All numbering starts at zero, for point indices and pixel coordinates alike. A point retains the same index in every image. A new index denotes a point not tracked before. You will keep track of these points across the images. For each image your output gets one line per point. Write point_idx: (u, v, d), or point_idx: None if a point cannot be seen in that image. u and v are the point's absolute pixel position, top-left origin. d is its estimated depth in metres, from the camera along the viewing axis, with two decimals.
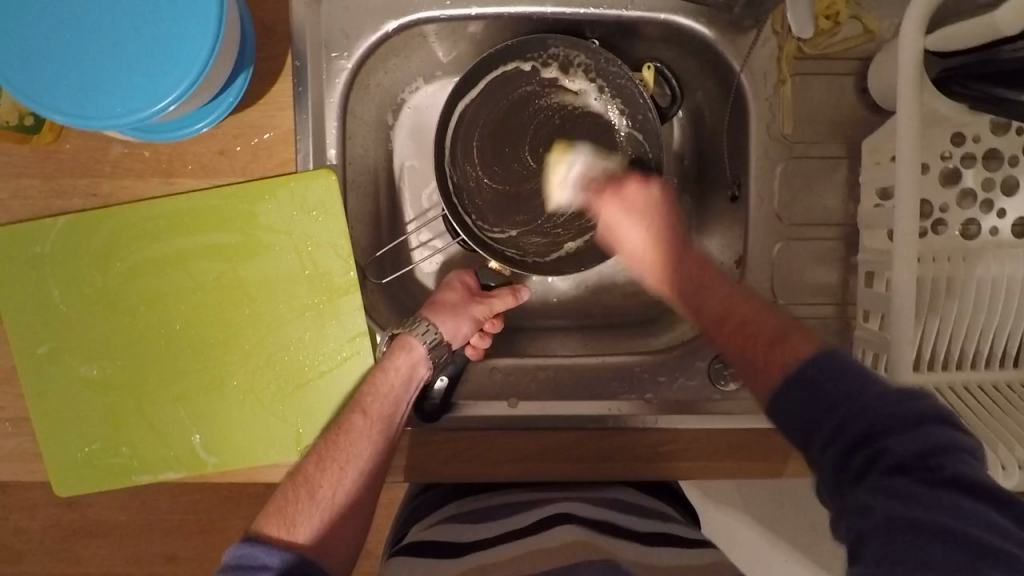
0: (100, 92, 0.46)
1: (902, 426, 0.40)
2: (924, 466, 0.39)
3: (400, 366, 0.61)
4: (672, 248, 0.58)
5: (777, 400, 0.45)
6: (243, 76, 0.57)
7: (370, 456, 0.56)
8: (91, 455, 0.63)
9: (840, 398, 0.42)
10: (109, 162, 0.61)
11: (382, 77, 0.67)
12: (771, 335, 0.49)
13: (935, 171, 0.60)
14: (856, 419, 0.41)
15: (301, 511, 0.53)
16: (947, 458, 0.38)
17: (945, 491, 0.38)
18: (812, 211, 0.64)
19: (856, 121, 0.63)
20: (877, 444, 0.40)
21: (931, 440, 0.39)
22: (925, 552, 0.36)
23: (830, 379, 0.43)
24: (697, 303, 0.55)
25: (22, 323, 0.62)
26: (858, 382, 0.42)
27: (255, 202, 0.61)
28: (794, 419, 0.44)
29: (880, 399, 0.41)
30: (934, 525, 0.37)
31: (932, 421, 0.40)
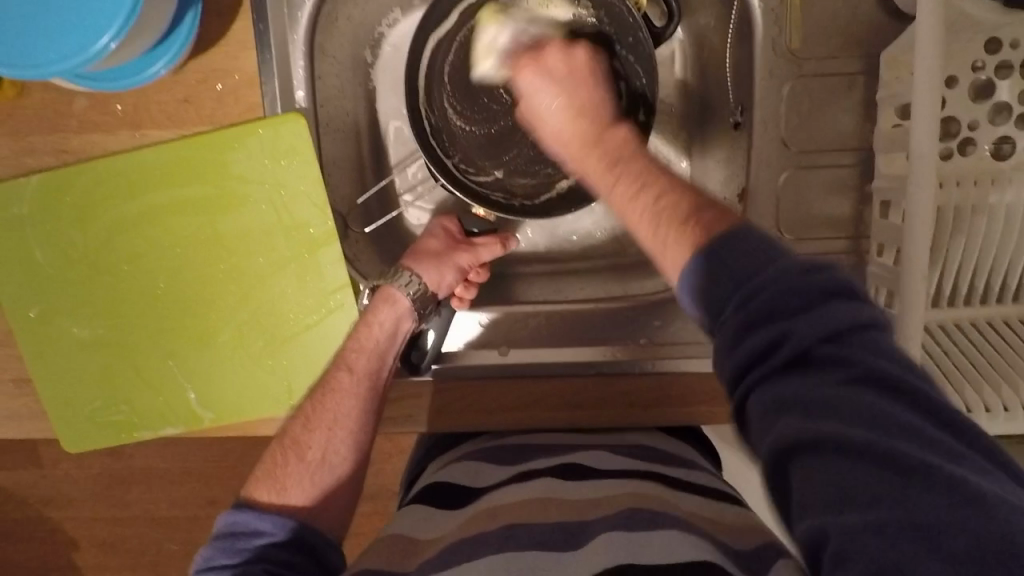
0: (31, 40, 0.43)
1: (807, 305, 0.34)
2: (853, 358, 0.33)
3: (383, 320, 0.59)
4: (595, 129, 0.50)
5: (692, 276, 0.38)
6: (192, 15, 0.53)
7: (357, 413, 0.55)
8: (93, 414, 0.64)
9: (748, 274, 0.36)
10: (74, 117, 0.59)
11: (352, 10, 0.62)
12: (682, 216, 0.41)
13: (964, 84, 0.53)
14: (765, 299, 0.35)
15: (290, 473, 0.52)
16: (859, 347, 0.33)
17: (861, 389, 0.33)
18: (822, 135, 0.58)
19: (876, 29, 0.56)
20: (787, 331, 0.34)
21: (843, 318, 0.34)
22: (854, 474, 0.31)
23: (737, 252, 0.36)
24: (630, 179, 0.45)
25: (10, 286, 0.62)
26: (767, 252, 0.36)
27: (225, 152, 0.59)
28: (704, 302, 0.37)
29: (793, 271, 0.35)
30: (857, 438, 0.31)
31: (838, 296, 0.35)
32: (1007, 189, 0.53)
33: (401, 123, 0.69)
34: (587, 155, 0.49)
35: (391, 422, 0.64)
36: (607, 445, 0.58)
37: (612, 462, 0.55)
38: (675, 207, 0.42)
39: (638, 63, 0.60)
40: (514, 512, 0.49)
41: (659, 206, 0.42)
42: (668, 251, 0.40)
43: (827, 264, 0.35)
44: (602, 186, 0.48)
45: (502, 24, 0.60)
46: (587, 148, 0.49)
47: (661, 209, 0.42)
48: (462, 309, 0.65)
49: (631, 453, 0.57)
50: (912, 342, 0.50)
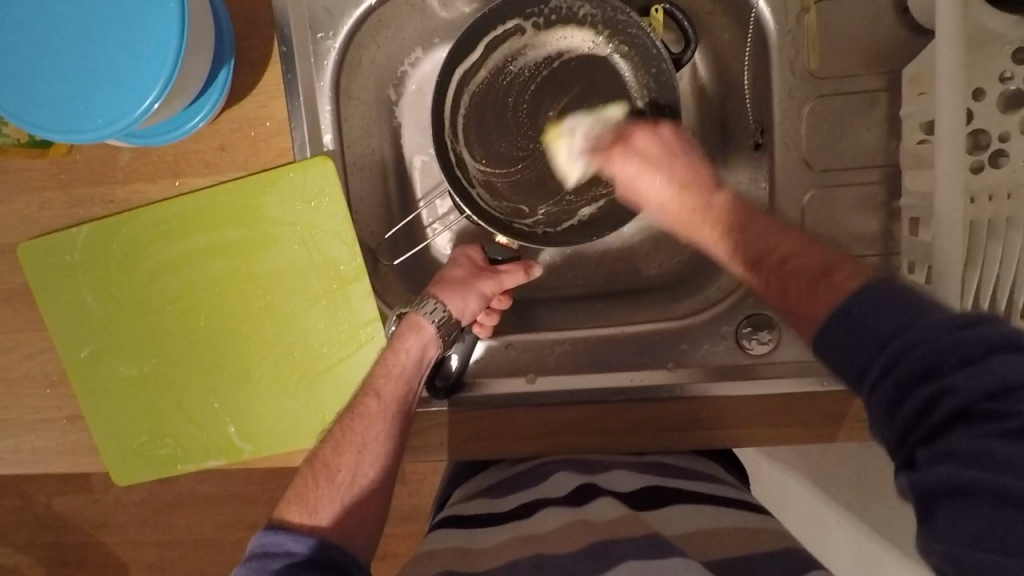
0: (80, 104, 0.46)
1: (966, 361, 0.36)
2: (1015, 413, 0.35)
3: (410, 347, 0.60)
4: (698, 198, 0.55)
5: (823, 339, 0.42)
6: (225, 71, 0.56)
7: (385, 437, 0.56)
8: (140, 447, 0.67)
9: (898, 329, 0.39)
10: (120, 168, 0.62)
11: (375, 53, 0.65)
12: (815, 275, 0.46)
13: (992, 96, 0.53)
14: (916, 359, 0.37)
15: (322, 496, 0.53)
16: (1023, 401, 0.35)
17: (1022, 443, 0.34)
18: (846, 153, 0.58)
19: (895, 45, 0.56)
20: (943, 385, 0.37)
21: (1004, 375, 0.36)
22: (1006, 523, 0.34)
23: (870, 316, 0.40)
24: (727, 248, 0.53)
25: (63, 328, 0.65)
26: (915, 313, 0.39)
27: (257, 195, 0.61)
28: (841, 359, 0.41)
29: (944, 329, 0.37)
30: (1014, 488, 0.34)
31: (1002, 350, 0.36)
32: None
33: (427, 157, 0.71)
34: (699, 219, 0.55)
35: (424, 450, 0.65)
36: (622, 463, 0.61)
37: (630, 481, 0.57)
38: (770, 252, 0.50)
39: (663, 94, 0.62)
40: (541, 541, 0.51)
41: (791, 261, 0.48)
42: (800, 302, 0.46)
43: (986, 317, 0.37)
44: (719, 249, 0.54)
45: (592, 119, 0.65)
46: (671, 189, 0.55)
47: (788, 268, 0.48)
48: (485, 337, 0.66)
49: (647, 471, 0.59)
50: None
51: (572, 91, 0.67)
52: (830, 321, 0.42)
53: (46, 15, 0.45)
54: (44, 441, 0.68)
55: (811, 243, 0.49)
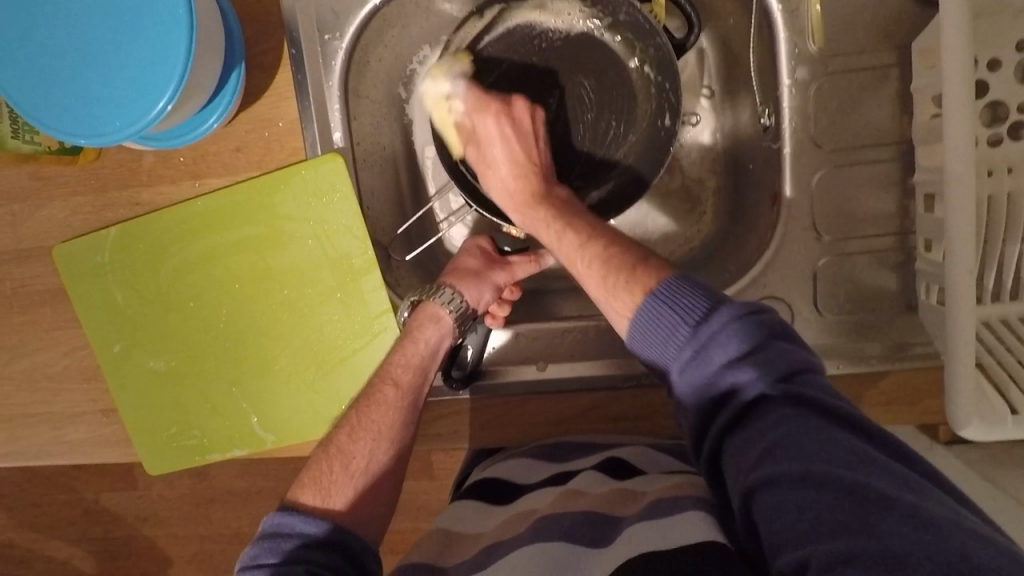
0: (98, 110, 0.48)
1: (761, 347, 0.42)
2: (792, 391, 0.41)
3: (429, 337, 0.61)
4: (539, 185, 0.61)
5: (637, 319, 0.47)
6: (236, 73, 0.58)
7: (399, 425, 0.57)
8: (171, 438, 0.70)
9: (702, 319, 0.44)
10: (144, 172, 0.65)
11: (382, 52, 0.66)
12: (628, 268, 0.51)
13: (1009, 66, 0.51)
14: (713, 347, 0.43)
15: (335, 481, 0.54)
16: (805, 386, 0.41)
17: (812, 418, 0.39)
18: (856, 131, 0.56)
19: (904, 18, 0.54)
20: (734, 366, 0.42)
21: (781, 355, 0.42)
22: (820, 503, 0.35)
23: (669, 305, 0.45)
24: (577, 231, 0.56)
25: (96, 326, 0.69)
26: (712, 299, 0.45)
27: (272, 193, 0.64)
28: (659, 347, 0.46)
29: (740, 314, 0.43)
30: (818, 467, 0.36)
31: (781, 341, 0.43)
32: None
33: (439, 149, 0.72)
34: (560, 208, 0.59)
35: (438, 438, 0.66)
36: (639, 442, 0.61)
37: (648, 462, 0.57)
38: (598, 241, 0.54)
39: (661, 70, 0.63)
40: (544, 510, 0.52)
41: (615, 252, 0.53)
42: (624, 289, 0.50)
43: (769, 310, 0.45)
44: (552, 236, 0.57)
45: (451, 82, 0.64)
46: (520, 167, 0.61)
47: (612, 257, 0.52)
48: (497, 327, 0.66)
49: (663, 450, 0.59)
50: (961, 345, 0.48)
51: (576, 77, 0.67)
52: (648, 306, 0.47)
53: (63, 26, 0.47)
54: (83, 434, 0.72)
55: (608, 232, 0.55)
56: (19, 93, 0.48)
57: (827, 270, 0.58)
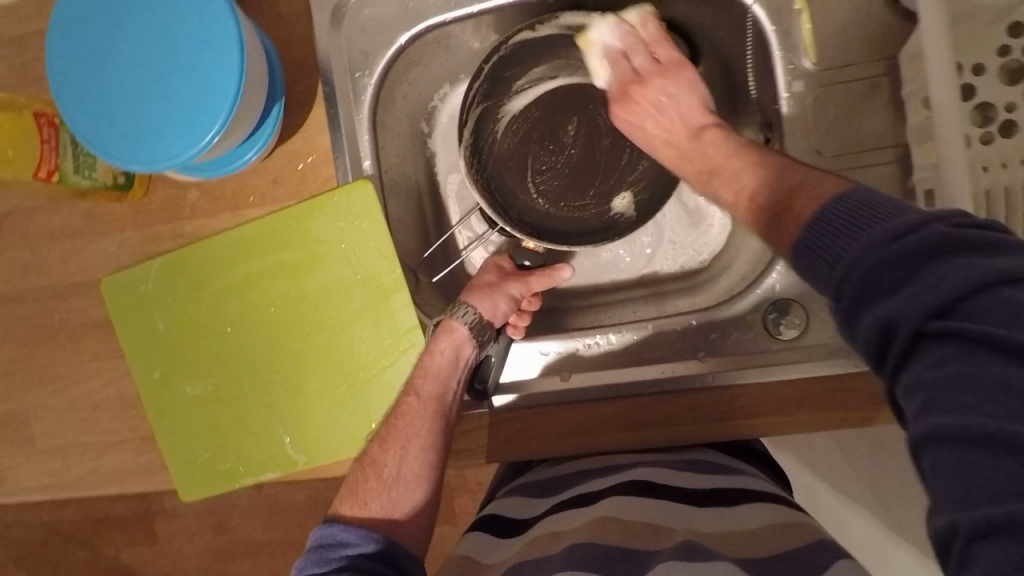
0: (157, 139, 0.53)
1: (909, 279, 0.37)
2: (961, 323, 0.34)
3: (444, 349, 0.63)
4: (693, 138, 0.61)
5: (796, 262, 0.44)
6: (276, 107, 0.64)
7: (428, 432, 0.59)
8: (204, 464, 0.72)
9: (842, 253, 0.40)
10: (188, 205, 0.70)
11: (408, 88, 0.72)
12: (783, 204, 0.48)
13: (992, 69, 0.55)
14: (858, 288, 0.39)
15: (370, 490, 0.55)
16: (974, 312, 0.34)
17: (979, 357, 0.33)
18: (856, 137, 0.60)
19: (891, 32, 0.58)
20: (882, 305, 0.37)
21: (942, 280, 0.35)
22: (975, 459, 0.32)
23: (828, 230, 0.42)
24: (745, 176, 0.54)
25: (138, 354, 0.72)
26: (859, 235, 0.40)
27: (306, 221, 0.68)
28: (815, 279, 0.43)
29: (880, 246, 0.38)
30: (979, 421, 0.32)
31: (942, 257, 0.36)
32: None
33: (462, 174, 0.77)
34: (693, 151, 0.60)
35: (468, 454, 0.67)
36: (661, 462, 0.61)
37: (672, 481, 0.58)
38: (779, 181, 0.50)
39: None
40: (579, 530, 0.52)
41: (786, 183, 0.50)
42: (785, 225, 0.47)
43: (930, 219, 0.37)
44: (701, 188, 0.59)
45: (615, 20, 0.65)
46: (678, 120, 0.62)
47: (766, 198, 0.51)
48: (518, 339, 0.69)
49: (684, 466, 0.61)
50: None
51: (592, 105, 0.72)
52: (846, 247, 0.40)
53: (129, 67, 0.53)
54: (121, 462, 0.75)
55: (787, 171, 0.51)
56: (85, 125, 0.54)
57: None
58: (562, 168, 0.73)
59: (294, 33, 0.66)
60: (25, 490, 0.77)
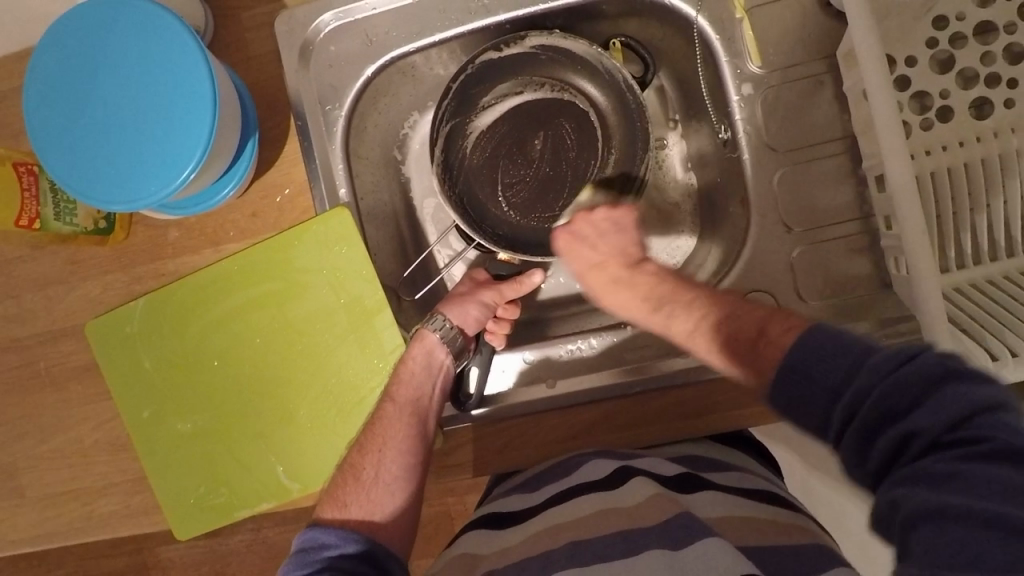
0: (134, 180, 0.55)
1: (918, 398, 0.37)
2: (980, 440, 0.34)
3: (416, 355, 0.65)
4: (634, 271, 0.62)
5: (776, 391, 0.44)
6: (252, 141, 0.66)
7: (405, 434, 0.60)
8: (199, 499, 0.72)
9: (840, 379, 0.41)
10: (169, 244, 0.72)
11: (377, 118, 0.74)
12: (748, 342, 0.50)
13: (924, 61, 0.58)
14: (864, 415, 0.39)
15: (350, 492, 0.57)
16: (987, 427, 0.35)
17: (991, 467, 0.34)
18: (806, 133, 0.63)
19: (827, 34, 0.62)
20: (891, 429, 0.37)
21: (953, 405, 0.36)
22: (983, 551, 0.31)
23: (809, 355, 0.43)
24: (684, 315, 0.56)
25: (126, 395, 0.73)
26: (850, 359, 0.41)
27: (285, 250, 0.69)
28: (800, 402, 0.43)
29: (887, 367, 0.39)
30: (983, 508, 0.32)
31: (950, 379, 0.37)
32: (979, 148, 0.58)
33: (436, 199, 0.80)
34: (652, 297, 0.60)
35: (461, 469, 0.68)
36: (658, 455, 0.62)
37: (660, 468, 0.59)
38: (707, 319, 0.55)
39: (630, 108, 0.72)
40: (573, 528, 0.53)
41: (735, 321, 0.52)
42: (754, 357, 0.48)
43: (925, 348, 0.39)
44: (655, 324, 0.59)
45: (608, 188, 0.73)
46: (644, 273, 0.61)
47: (726, 331, 0.52)
48: (500, 349, 0.71)
49: (678, 459, 0.61)
50: (930, 302, 0.52)
51: (558, 121, 0.76)
52: (842, 370, 0.41)
53: (105, 112, 0.55)
54: (114, 505, 0.74)
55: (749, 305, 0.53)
56: (65, 170, 0.55)
57: (803, 260, 0.63)
58: (531, 181, 0.75)
59: (265, 72, 0.69)
60: (18, 541, 0.77)
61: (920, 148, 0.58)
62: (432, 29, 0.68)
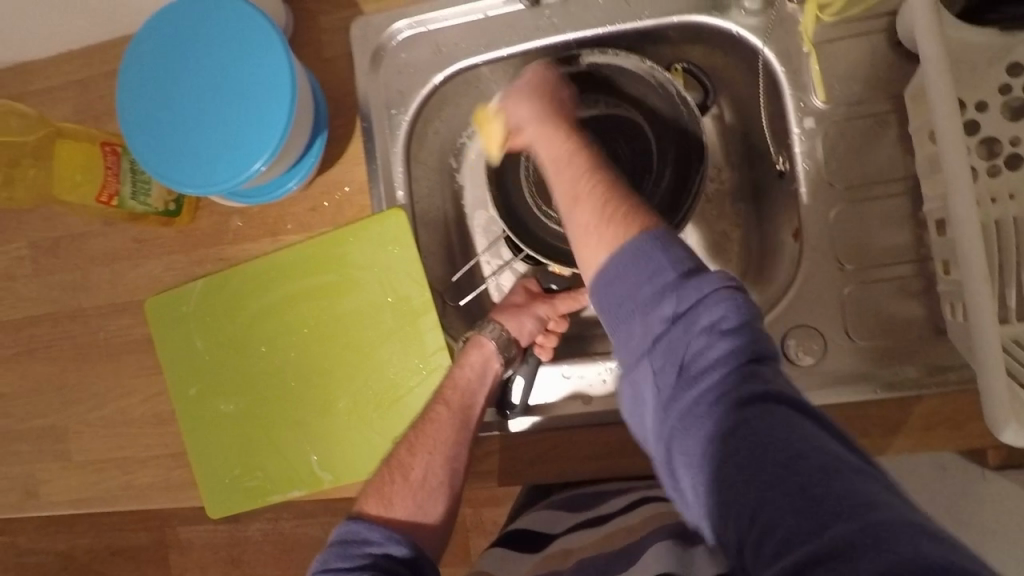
0: (210, 166, 0.58)
1: (726, 330, 0.43)
2: (755, 382, 0.41)
3: (474, 362, 0.66)
4: (553, 127, 0.56)
5: (612, 267, 0.46)
6: (320, 138, 0.69)
7: (453, 442, 0.62)
8: (234, 480, 0.74)
9: (665, 289, 0.44)
10: (231, 231, 0.75)
11: (438, 126, 0.76)
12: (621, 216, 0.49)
13: (995, 108, 0.58)
14: (667, 353, 0.43)
15: (397, 491, 0.59)
16: (765, 372, 0.42)
17: (775, 407, 0.40)
18: (867, 170, 0.63)
19: (896, 74, 0.62)
20: (685, 370, 0.43)
21: (740, 349, 0.42)
22: (769, 488, 0.36)
23: (630, 270, 0.45)
24: (571, 175, 0.53)
25: (176, 372, 0.76)
26: (682, 262, 0.45)
27: (342, 246, 0.72)
28: (624, 302, 0.46)
29: (704, 286, 0.44)
30: (773, 447, 0.38)
31: (750, 320, 0.43)
32: None
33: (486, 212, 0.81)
34: (586, 228, 0.50)
35: (487, 476, 0.69)
36: None
37: None
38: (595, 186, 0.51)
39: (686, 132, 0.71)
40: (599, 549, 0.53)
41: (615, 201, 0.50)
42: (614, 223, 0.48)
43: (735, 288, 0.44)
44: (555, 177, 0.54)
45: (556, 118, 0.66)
46: (586, 198, 0.51)
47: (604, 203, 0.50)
48: (546, 361, 0.71)
49: None
50: (988, 352, 0.51)
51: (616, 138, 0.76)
52: (670, 274, 0.44)
53: (190, 101, 0.58)
54: (153, 477, 0.77)
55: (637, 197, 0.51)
56: (147, 152, 0.58)
57: (853, 298, 0.62)
58: None
59: (339, 76, 0.72)
60: (60, 503, 0.80)
61: (986, 194, 0.57)
62: (499, 43, 0.70)
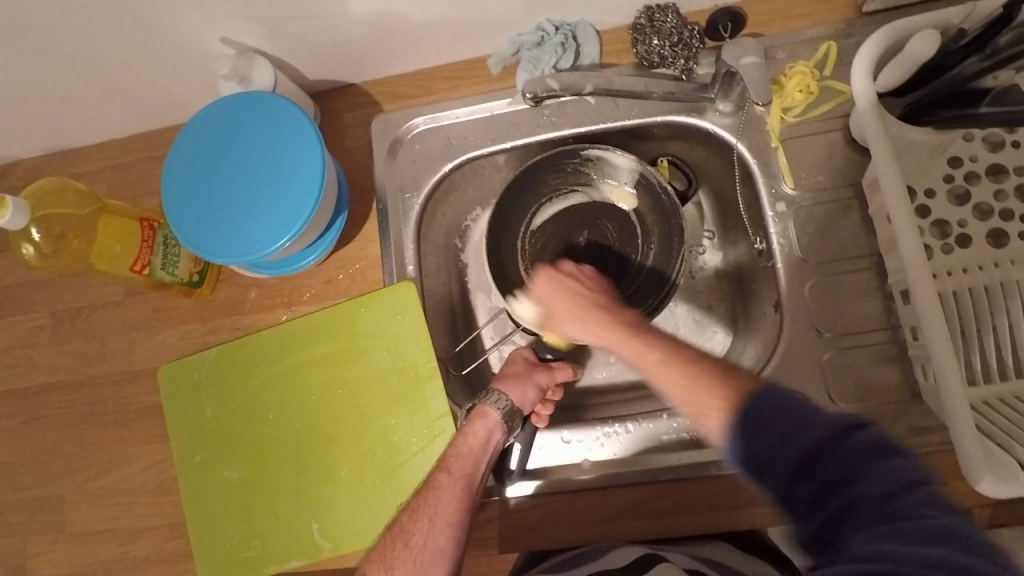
0: (242, 241, 0.64)
1: (858, 473, 0.44)
2: (913, 514, 0.42)
3: (477, 431, 0.68)
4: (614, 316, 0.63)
5: (733, 437, 0.48)
6: (341, 217, 0.76)
7: (456, 509, 0.62)
8: (232, 548, 0.74)
9: (792, 443, 0.45)
10: (248, 301, 0.79)
11: (446, 209, 0.84)
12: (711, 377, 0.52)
13: (941, 194, 0.66)
14: (818, 499, 0.44)
15: (398, 556, 0.60)
16: (911, 504, 0.42)
17: (925, 545, 0.41)
18: (834, 248, 0.69)
19: (853, 166, 0.71)
20: (841, 515, 0.44)
21: (882, 487, 0.43)
22: None
23: (753, 435, 0.47)
24: (654, 347, 0.57)
25: (183, 439, 0.77)
26: (799, 415, 0.46)
27: (353, 316, 0.76)
28: (752, 459, 0.47)
29: (830, 435, 0.45)
30: None
31: (882, 455, 0.44)
32: (997, 271, 0.63)
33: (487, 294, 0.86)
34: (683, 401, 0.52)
35: (487, 542, 0.70)
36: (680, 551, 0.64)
37: (682, 561, 0.61)
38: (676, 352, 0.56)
39: (669, 220, 0.79)
40: None
41: (698, 364, 0.54)
42: (705, 391, 0.51)
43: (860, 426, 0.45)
44: (630, 349, 0.59)
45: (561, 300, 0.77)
46: (665, 367, 0.55)
47: (694, 368, 0.53)
48: (542, 428, 0.74)
49: (702, 560, 0.63)
50: (957, 410, 0.55)
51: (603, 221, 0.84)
52: (788, 427, 0.46)
53: (230, 182, 0.65)
54: (148, 548, 0.77)
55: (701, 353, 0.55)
56: (186, 226, 0.64)
57: (832, 364, 0.67)
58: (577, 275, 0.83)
59: (359, 165, 0.80)
60: None
61: (942, 268, 0.63)
62: (504, 136, 0.79)
